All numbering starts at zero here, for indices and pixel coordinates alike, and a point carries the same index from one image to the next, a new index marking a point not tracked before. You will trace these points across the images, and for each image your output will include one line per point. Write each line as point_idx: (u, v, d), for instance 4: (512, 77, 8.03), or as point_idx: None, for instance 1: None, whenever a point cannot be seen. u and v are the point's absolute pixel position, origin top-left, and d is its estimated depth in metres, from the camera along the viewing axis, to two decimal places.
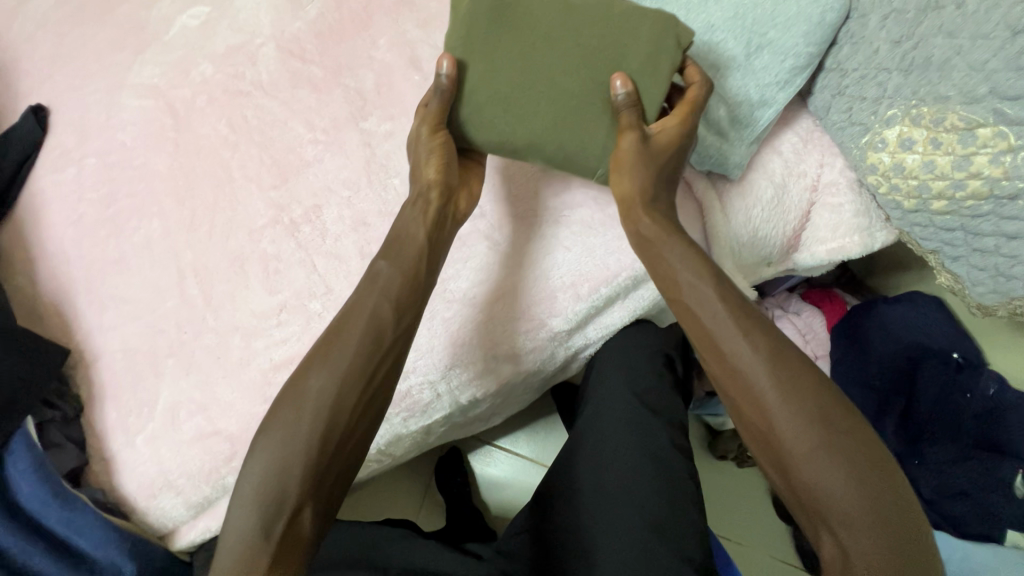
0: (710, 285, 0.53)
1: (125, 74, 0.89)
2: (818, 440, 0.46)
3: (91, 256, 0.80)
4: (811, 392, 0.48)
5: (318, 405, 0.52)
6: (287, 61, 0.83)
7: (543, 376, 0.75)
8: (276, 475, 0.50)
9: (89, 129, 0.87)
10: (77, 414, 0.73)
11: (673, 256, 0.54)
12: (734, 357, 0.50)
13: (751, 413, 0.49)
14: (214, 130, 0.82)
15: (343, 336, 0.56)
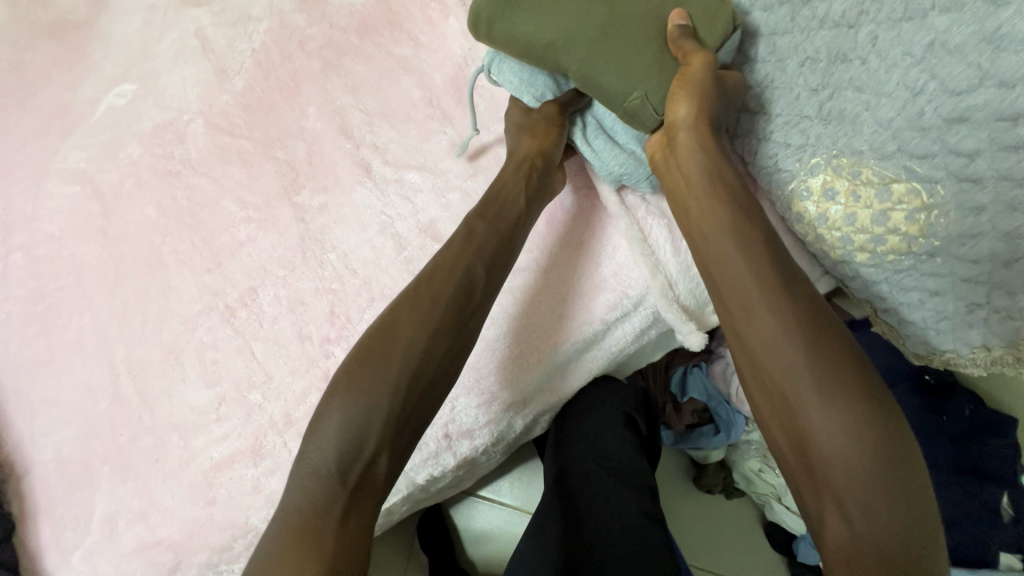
0: (751, 231, 0.51)
1: (50, 160, 0.86)
2: (844, 411, 0.43)
3: (19, 358, 0.76)
4: (840, 362, 0.45)
5: (404, 356, 0.52)
6: (216, 136, 0.80)
7: (504, 444, 0.72)
8: (359, 417, 0.50)
9: (15, 222, 0.83)
10: (7, 534, 0.67)
11: (705, 205, 0.54)
12: (760, 313, 0.48)
13: (772, 373, 0.47)
14: (143, 214, 0.79)
15: (433, 290, 0.56)
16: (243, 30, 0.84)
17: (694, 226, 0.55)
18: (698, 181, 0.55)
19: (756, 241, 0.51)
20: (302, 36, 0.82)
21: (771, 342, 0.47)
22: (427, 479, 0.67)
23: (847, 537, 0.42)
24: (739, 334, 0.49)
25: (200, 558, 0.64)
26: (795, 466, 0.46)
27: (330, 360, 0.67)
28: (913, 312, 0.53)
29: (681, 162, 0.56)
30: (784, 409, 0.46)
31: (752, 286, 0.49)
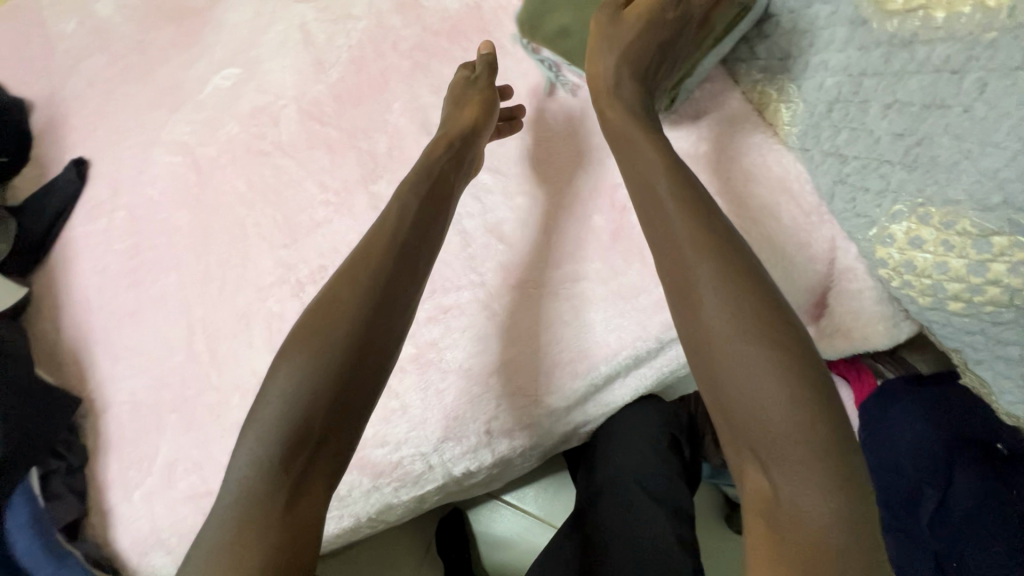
0: (688, 192, 0.51)
1: (159, 131, 0.94)
2: (772, 372, 0.43)
3: (111, 306, 0.83)
4: (769, 328, 0.44)
5: (334, 337, 0.52)
6: (307, 122, 0.86)
7: (542, 450, 0.72)
8: (291, 402, 0.50)
9: (122, 182, 0.92)
10: (81, 464, 0.74)
11: (645, 164, 0.53)
12: (698, 282, 0.47)
13: (702, 341, 0.46)
14: (233, 188, 0.85)
15: (367, 262, 0.56)
16: (343, 26, 0.90)
17: (638, 189, 0.54)
18: (639, 133, 0.55)
19: (700, 207, 0.50)
20: (396, 35, 0.86)
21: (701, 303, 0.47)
22: (462, 472, 0.69)
23: (768, 492, 0.44)
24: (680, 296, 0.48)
25: None
26: (724, 430, 0.47)
27: None
28: (1010, 364, 0.49)
29: (614, 116, 0.57)
30: (709, 376, 0.46)
31: (685, 252, 0.49)
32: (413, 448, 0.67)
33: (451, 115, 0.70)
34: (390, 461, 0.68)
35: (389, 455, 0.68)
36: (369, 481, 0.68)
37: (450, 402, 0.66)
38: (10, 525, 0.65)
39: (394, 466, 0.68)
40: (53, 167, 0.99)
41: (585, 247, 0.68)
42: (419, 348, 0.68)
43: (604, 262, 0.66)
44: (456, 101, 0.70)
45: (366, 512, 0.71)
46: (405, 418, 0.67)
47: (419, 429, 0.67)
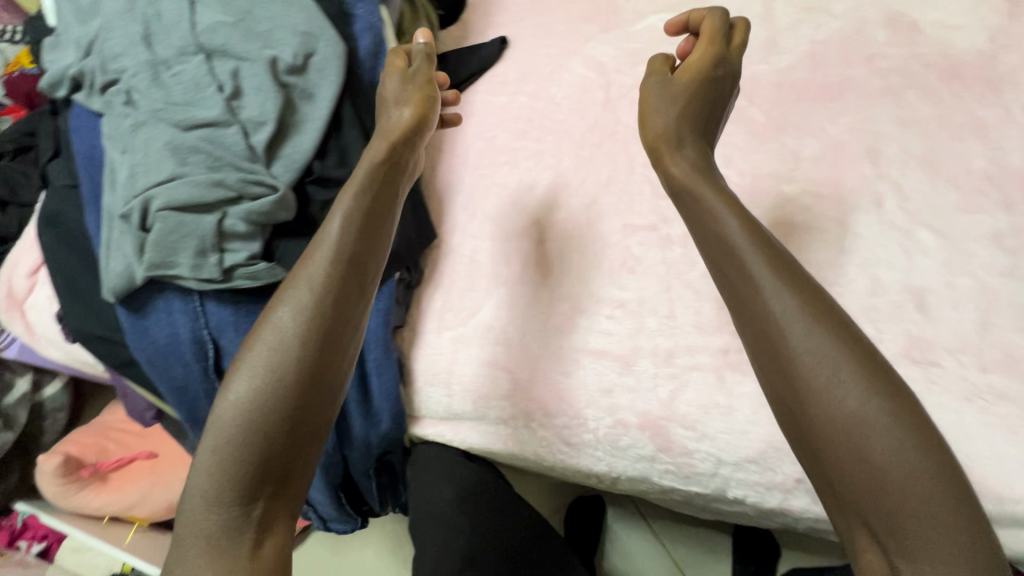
0: (822, 327, 0.49)
1: (583, 44, 1.00)
2: (895, 442, 0.45)
3: (484, 170, 0.91)
4: (854, 353, 0.48)
5: (288, 343, 0.53)
6: (735, 95, 0.84)
7: (816, 527, 0.67)
8: (254, 435, 0.51)
9: (533, 74, 1.00)
10: (416, 285, 0.84)
11: (791, 324, 0.49)
12: (789, 332, 0.49)
13: (813, 404, 0.48)
14: (635, 123, 0.87)
15: (288, 339, 0.53)
16: (814, 19, 0.86)
17: (806, 330, 0.49)
18: (806, 343, 0.49)
19: (807, 304, 0.50)
20: (873, 52, 0.80)
21: (794, 343, 0.49)
22: (734, 497, 0.66)
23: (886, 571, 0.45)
24: (798, 393, 0.49)
25: (526, 405, 0.73)
26: (826, 495, 0.48)
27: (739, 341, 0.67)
28: None
29: (768, 300, 0.51)
30: (809, 423, 0.48)
31: (763, 277, 0.52)
32: (714, 449, 0.65)
33: (387, 103, 0.68)
34: (681, 446, 0.66)
35: (688, 441, 0.65)
36: (651, 451, 0.67)
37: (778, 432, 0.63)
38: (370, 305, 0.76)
39: (684, 453, 0.66)
40: (475, 34, 1.10)
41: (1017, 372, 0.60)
42: None
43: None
44: (399, 105, 0.67)
45: (619, 471, 0.72)
46: (726, 419, 0.64)
47: (731, 437, 0.64)
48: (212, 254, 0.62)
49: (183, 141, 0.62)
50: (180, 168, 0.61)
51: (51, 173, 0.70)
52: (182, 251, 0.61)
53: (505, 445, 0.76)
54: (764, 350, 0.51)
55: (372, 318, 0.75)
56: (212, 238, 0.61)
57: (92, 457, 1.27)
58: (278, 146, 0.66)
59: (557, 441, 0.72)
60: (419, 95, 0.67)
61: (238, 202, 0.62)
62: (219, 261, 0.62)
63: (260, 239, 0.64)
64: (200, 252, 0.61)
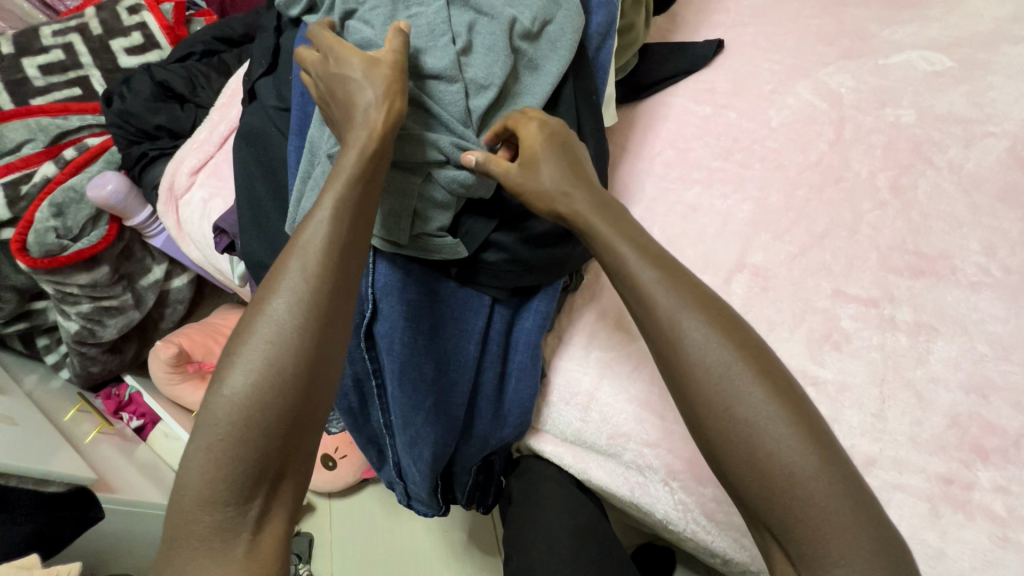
0: (718, 332, 0.47)
1: (816, 66, 0.86)
2: (800, 453, 0.44)
3: (671, 182, 0.81)
4: (759, 363, 0.47)
5: (282, 334, 0.48)
6: (1013, 171, 0.69)
7: None
8: (238, 432, 0.47)
9: (748, 88, 0.88)
10: (571, 288, 0.74)
11: (717, 371, 0.46)
12: (692, 345, 0.47)
13: (717, 420, 0.46)
14: (870, 173, 0.74)
15: (281, 325, 0.48)
16: None
17: (742, 373, 0.46)
18: (731, 398, 0.46)
19: (710, 305, 0.49)
20: None
21: (705, 373, 0.47)
22: None
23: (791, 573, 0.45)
24: (704, 427, 0.47)
25: (673, 462, 0.64)
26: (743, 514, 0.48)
27: (970, 477, 0.54)
28: None
29: (708, 353, 0.47)
30: (743, 469, 0.45)
31: (658, 294, 0.49)
32: None
33: (350, 80, 0.56)
34: None
35: None
36: None
37: None
38: (531, 304, 0.68)
39: None
40: (685, 29, 0.99)
41: None
42: (1008, 514, 0.52)
43: None
44: (371, 77, 0.55)
45: (763, 567, 0.63)
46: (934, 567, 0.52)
47: None
48: (405, 218, 0.59)
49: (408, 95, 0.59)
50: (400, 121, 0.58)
51: (259, 90, 0.69)
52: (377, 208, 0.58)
53: (630, 493, 0.68)
54: (687, 398, 0.48)
55: (528, 320, 0.68)
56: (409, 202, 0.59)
57: (199, 355, 1.32)
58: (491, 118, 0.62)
59: (697, 512, 0.64)
60: (392, 75, 0.55)
61: (444, 169, 0.59)
62: (412, 225, 0.60)
63: (452, 210, 0.61)
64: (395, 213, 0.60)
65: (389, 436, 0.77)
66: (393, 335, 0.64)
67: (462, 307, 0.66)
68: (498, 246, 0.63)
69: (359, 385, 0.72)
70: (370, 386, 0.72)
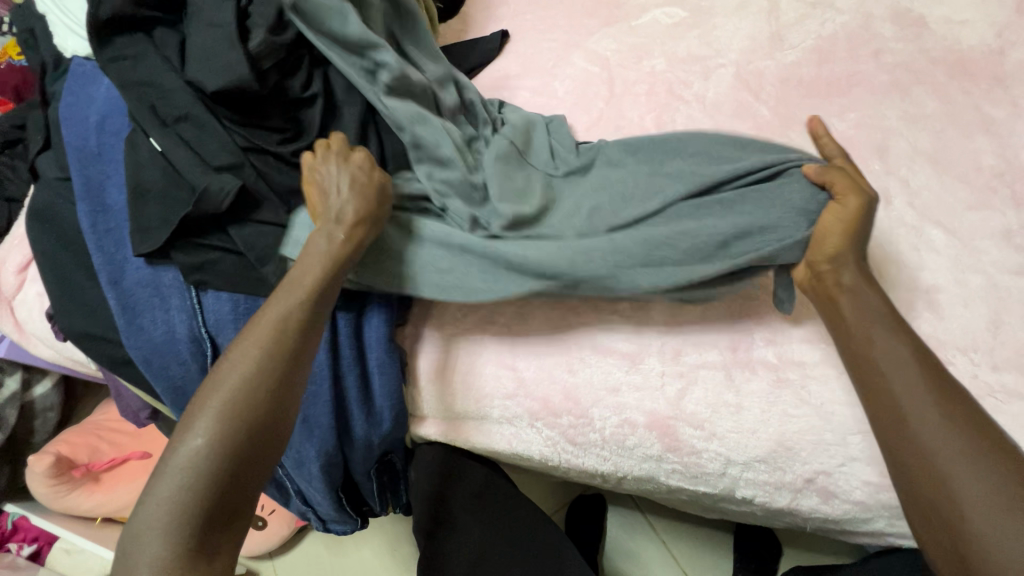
0: (938, 396, 0.51)
1: (585, 38, 0.98)
2: (1014, 511, 0.45)
3: None
4: (984, 435, 0.49)
5: (254, 384, 0.53)
6: (741, 90, 0.83)
7: (811, 523, 0.67)
8: (226, 446, 0.50)
9: (534, 68, 0.98)
10: None
11: (923, 408, 0.51)
12: (909, 398, 0.51)
13: (939, 466, 0.48)
14: (640, 118, 0.86)
15: (261, 371, 0.53)
16: (819, 14, 0.85)
17: (959, 421, 0.49)
18: (927, 420, 0.50)
19: (932, 373, 0.53)
20: (880, 47, 0.79)
21: (891, 386, 0.53)
22: (743, 497, 0.66)
23: None
24: (918, 452, 0.50)
25: (531, 405, 0.71)
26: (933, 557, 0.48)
27: (746, 344, 0.66)
28: None
29: (920, 404, 0.51)
30: (943, 493, 0.47)
31: (874, 328, 0.56)
32: (722, 449, 0.64)
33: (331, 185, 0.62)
34: (690, 446, 0.65)
35: (696, 440, 0.65)
36: (659, 450, 0.66)
37: (781, 432, 0.62)
38: (370, 303, 0.74)
39: (692, 452, 0.65)
40: (475, 27, 1.08)
41: None
42: (780, 360, 0.64)
43: None
44: (353, 172, 0.62)
45: (629, 472, 0.71)
46: (735, 418, 0.63)
47: (742, 436, 0.63)
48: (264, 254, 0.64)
49: (235, 157, 0.63)
50: (201, 159, 0.63)
51: (41, 166, 0.68)
52: (230, 256, 0.64)
53: (508, 444, 0.75)
54: (904, 438, 0.51)
55: (370, 318, 0.73)
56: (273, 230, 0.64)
57: (83, 458, 1.22)
58: (290, 131, 0.66)
59: (563, 441, 0.71)
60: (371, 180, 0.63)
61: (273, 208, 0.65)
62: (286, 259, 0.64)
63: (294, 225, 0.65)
64: (273, 233, 0.64)
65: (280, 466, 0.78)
66: None
67: None
68: None
69: None
70: None
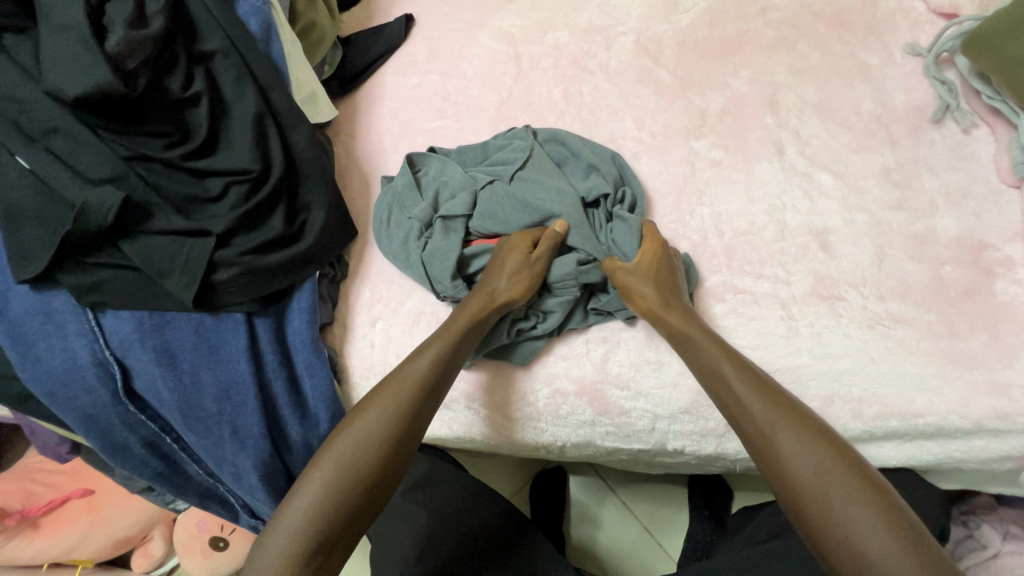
0: (767, 398, 0.54)
1: (490, 15, 0.97)
2: (857, 496, 0.48)
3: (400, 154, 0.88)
4: (816, 429, 0.52)
5: (377, 440, 0.56)
6: (641, 57, 0.84)
7: (741, 464, 0.71)
8: (344, 485, 0.54)
9: (442, 50, 0.96)
10: (341, 279, 0.78)
11: (760, 409, 0.53)
12: (756, 406, 0.54)
13: (787, 470, 0.51)
14: (549, 92, 0.86)
15: (388, 426, 0.56)
16: None
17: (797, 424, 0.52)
18: (765, 420, 0.53)
19: (755, 377, 0.56)
20: (766, 4, 0.82)
21: (747, 403, 0.54)
22: (674, 448, 0.69)
23: None
24: (770, 455, 0.52)
25: (466, 387, 0.71)
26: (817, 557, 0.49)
27: None
28: None
29: (751, 404, 0.54)
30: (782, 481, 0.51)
31: (717, 355, 0.58)
32: (649, 405, 0.66)
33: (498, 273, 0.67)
34: (620, 406, 0.67)
35: (624, 400, 0.67)
36: (591, 415, 0.68)
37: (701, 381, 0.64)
38: (291, 304, 0.72)
39: (621, 413, 0.67)
40: (379, 12, 1.05)
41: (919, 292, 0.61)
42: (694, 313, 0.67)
43: (941, 318, 0.59)
44: (523, 268, 0.67)
45: (567, 440, 0.72)
46: (658, 374, 0.66)
47: (665, 390, 0.66)
48: (165, 269, 0.62)
49: (116, 168, 0.60)
50: (80, 176, 0.60)
51: None
52: (129, 272, 0.62)
53: (449, 430, 0.74)
54: (760, 449, 0.53)
55: (293, 320, 0.71)
56: (173, 244, 0.62)
57: (15, 505, 1.13)
58: (176, 135, 0.64)
59: (501, 419, 0.72)
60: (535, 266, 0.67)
61: (167, 219, 0.63)
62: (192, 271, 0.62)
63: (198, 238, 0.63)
64: (169, 242, 0.62)
65: (219, 482, 0.75)
66: (155, 384, 0.65)
67: (217, 333, 0.67)
68: (225, 263, 0.64)
69: (157, 449, 0.70)
70: (167, 445, 0.70)
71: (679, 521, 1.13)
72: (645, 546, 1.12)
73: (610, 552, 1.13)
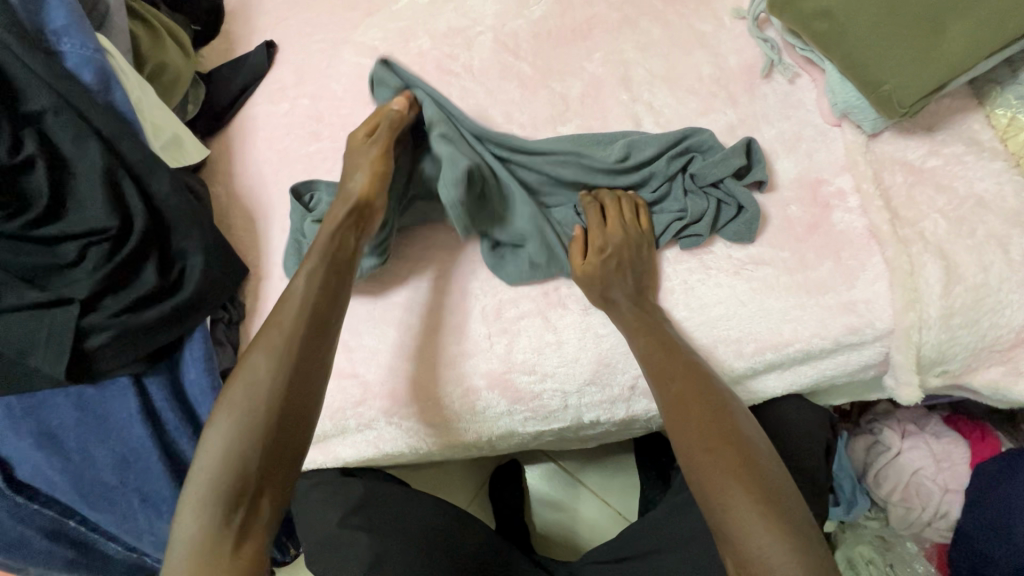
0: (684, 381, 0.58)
1: (352, 31, 0.96)
2: (724, 450, 0.53)
3: (281, 183, 0.86)
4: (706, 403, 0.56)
5: (262, 377, 0.55)
6: (501, 53, 0.86)
7: (662, 421, 0.74)
8: (250, 401, 0.54)
9: (309, 73, 0.95)
10: (239, 320, 0.74)
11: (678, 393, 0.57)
12: (662, 385, 0.59)
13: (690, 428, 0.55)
14: None
15: (274, 356, 0.56)
16: None
17: (696, 399, 0.57)
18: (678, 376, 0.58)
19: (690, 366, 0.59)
20: None
21: (663, 376, 0.59)
22: (591, 420, 0.71)
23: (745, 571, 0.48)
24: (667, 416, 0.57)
25: (381, 404, 0.71)
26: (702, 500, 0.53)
27: (561, 289, 0.71)
28: None
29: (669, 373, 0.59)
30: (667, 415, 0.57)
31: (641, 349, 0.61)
32: (557, 384, 0.69)
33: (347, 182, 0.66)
34: (531, 392, 0.69)
35: (533, 384, 0.69)
36: (506, 405, 0.70)
37: (599, 353, 0.68)
38: (184, 357, 0.68)
39: (533, 397, 0.69)
40: (240, 42, 1.02)
41: (774, 232, 0.66)
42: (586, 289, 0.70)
43: (796, 253, 0.65)
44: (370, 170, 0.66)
45: (491, 434, 0.74)
46: (559, 353, 0.68)
47: (568, 369, 0.68)
48: (29, 345, 0.60)
49: None
50: None
51: None
52: None
53: (376, 449, 0.74)
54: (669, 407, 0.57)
55: (188, 372, 0.68)
56: (30, 317, 0.60)
57: None
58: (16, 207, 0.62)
59: (423, 427, 0.72)
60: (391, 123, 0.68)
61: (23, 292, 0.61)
62: (62, 343, 0.60)
63: (61, 306, 0.61)
64: (24, 318, 0.60)
65: (141, 555, 0.71)
66: (42, 469, 0.64)
67: (100, 403, 0.65)
68: (95, 329, 0.62)
69: (60, 534, 0.68)
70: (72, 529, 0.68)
71: (633, 485, 1.17)
72: (606, 517, 1.16)
73: (573, 530, 1.16)
